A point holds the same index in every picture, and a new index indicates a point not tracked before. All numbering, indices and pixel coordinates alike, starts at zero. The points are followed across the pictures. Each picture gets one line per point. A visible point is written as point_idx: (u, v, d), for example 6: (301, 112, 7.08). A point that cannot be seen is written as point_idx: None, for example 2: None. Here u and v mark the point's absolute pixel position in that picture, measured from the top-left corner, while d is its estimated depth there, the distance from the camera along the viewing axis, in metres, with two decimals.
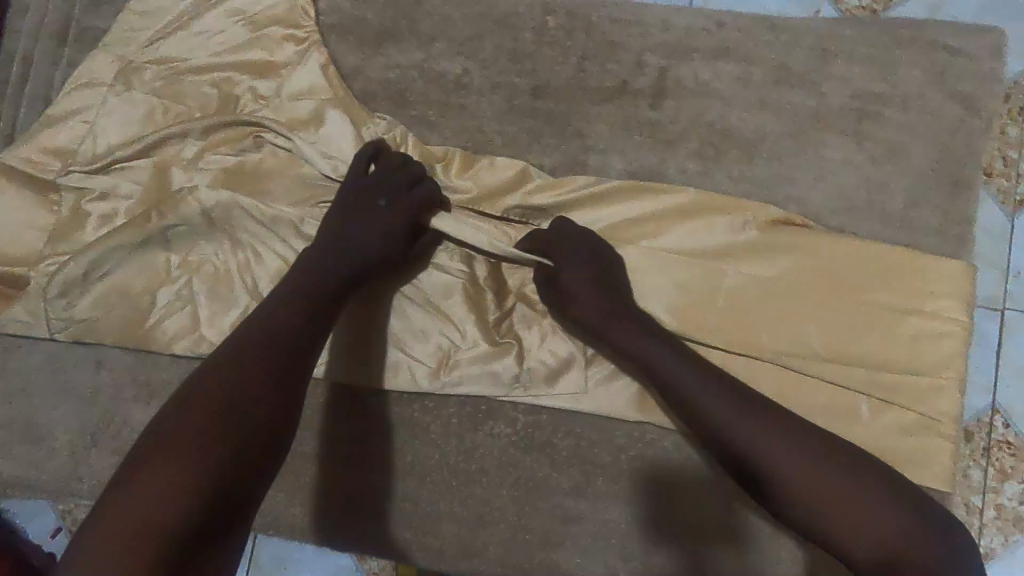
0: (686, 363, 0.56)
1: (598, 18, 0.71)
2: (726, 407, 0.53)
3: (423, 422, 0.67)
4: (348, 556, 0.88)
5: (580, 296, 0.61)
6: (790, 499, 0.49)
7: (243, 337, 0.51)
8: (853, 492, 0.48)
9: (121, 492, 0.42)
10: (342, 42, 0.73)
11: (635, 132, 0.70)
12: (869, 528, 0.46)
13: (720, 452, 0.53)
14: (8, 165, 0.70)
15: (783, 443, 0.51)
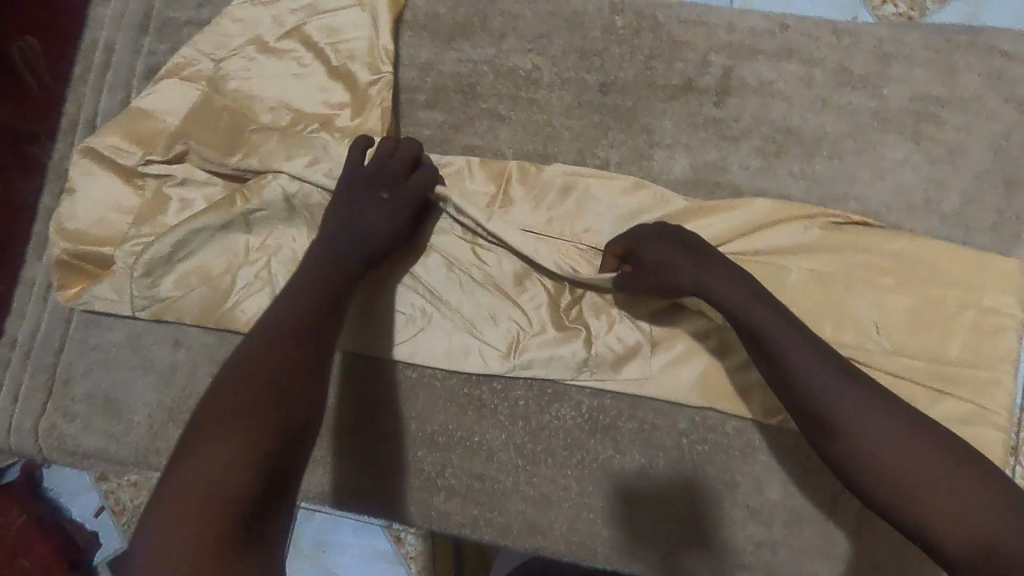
0: (789, 328, 0.57)
1: (665, 18, 0.74)
2: (831, 379, 0.55)
3: (491, 403, 0.70)
4: (385, 539, 0.95)
5: (670, 270, 0.61)
6: (885, 477, 0.51)
7: (261, 338, 0.55)
8: (945, 477, 0.50)
9: (184, 469, 0.48)
10: (416, 37, 0.76)
11: (700, 129, 0.72)
12: (963, 513, 0.48)
13: (815, 424, 0.55)
14: (95, 150, 0.73)
15: (881, 419, 0.53)
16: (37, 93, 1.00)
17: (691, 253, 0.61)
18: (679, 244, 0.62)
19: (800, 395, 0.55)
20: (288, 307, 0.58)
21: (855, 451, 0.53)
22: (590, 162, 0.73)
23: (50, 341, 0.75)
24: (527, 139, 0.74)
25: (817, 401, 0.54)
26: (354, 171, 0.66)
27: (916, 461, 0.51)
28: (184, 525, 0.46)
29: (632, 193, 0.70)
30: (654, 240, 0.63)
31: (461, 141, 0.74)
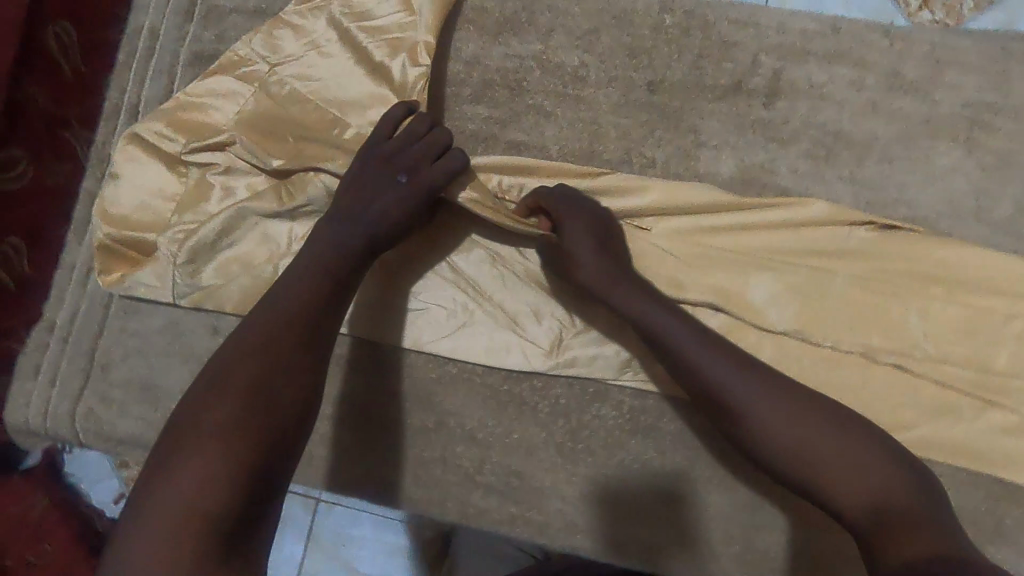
0: (679, 318, 0.61)
1: (714, 18, 0.73)
2: (721, 366, 0.58)
3: (531, 401, 0.70)
4: (404, 535, 0.94)
5: (581, 253, 0.63)
6: (786, 459, 0.56)
7: (252, 331, 0.55)
8: (835, 449, 0.55)
9: (161, 476, 0.49)
10: (463, 30, 0.75)
11: (748, 130, 0.72)
12: (854, 481, 0.53)
13: (715, 411, 0.59)
14: (141, 136, 0.73)
15: (771, 403, 0.57)
16: (71, 81, 1.02)
17: (597, 236, 0.64)
18: (586, 222, 0.65)
19: (700, 385, 0.59)
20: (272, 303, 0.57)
21: (753, 436, 0.57)
22: (636, 161, 0.72)
23: (88, 327, 0.75)
24: (573, 137, 0.73)
25: (710, 392, 0.59)
26: (375, 152, 0.65)
27: (810, 440, 0.55)
28: (176, 526, 0.46)
29: (683, 195, 0.69)
30: (576, 207, 0.65)
31: (506, 137, 0.74)
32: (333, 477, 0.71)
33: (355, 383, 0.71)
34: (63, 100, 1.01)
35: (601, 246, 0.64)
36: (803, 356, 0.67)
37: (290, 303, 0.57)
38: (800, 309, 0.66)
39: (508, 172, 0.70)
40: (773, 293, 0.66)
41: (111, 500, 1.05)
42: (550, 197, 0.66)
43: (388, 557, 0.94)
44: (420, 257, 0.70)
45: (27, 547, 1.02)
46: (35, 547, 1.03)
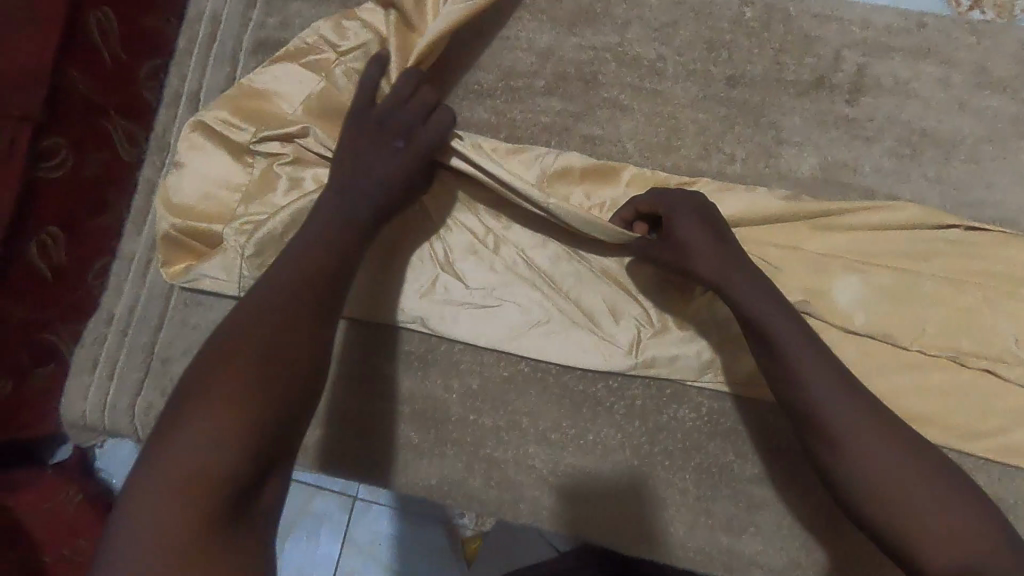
0: (801, 337, 0.57)
1: (796, 12, 0.72)
2: (835, 395, 0.55)
3: (606, 401, 0.68)
4: (439, 527, 0.98)
5: (698, 246, 0.60)
6: (877, 500, 0.53)
7: (259, 292, 0.54)
8: (931, 503, 0.52)
9: (167, 445, 0.46)
10: (537, 21, 0.74)
11: (831, 127, 0.70)
12: (944, 541, 0.51)
13: (817, 436, 0.55)
14: (207, 124, 0.71)
15: (880, 441, 0.54)
16: (112, 66, 0.95)
17: (722, 240, 0.60)
18: (704, 218, 0.61)
19: (801, 407, 0.56)
20: (292, 269, 0.55)
21: (852, 470, 0.54)
22: (715, 157, 0.71)
23: (148, 319, 0.73)
24: (649, 131, 0.71)
25: (817, 415, 0.55)
26: (360, 122, 0.63)
27: (910, 492, 0.53)
28: (187, 488, 0.45)
29: (766, 196, 0.67)
30: (685, 204, 0.62)
31: (581, 130, 0.72)
32: (404, 475, 0.70)
33: (426, 380, 0.70)
34: (103, 85, 0.94)
35: (721, 244, 0.60)
36: (888, 359, 0.65)
37: (309, 272, 0.55)
38: (885, 311, 0.65)
39: (583, 178, 0.69)
40: (857, 295, 0.65)
41: None
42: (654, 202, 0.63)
43: (432, 557, 0.97)
44: (415, 233, 0.70)
45: (64, 543, 0.95)
46: (72, 544, 0.95)
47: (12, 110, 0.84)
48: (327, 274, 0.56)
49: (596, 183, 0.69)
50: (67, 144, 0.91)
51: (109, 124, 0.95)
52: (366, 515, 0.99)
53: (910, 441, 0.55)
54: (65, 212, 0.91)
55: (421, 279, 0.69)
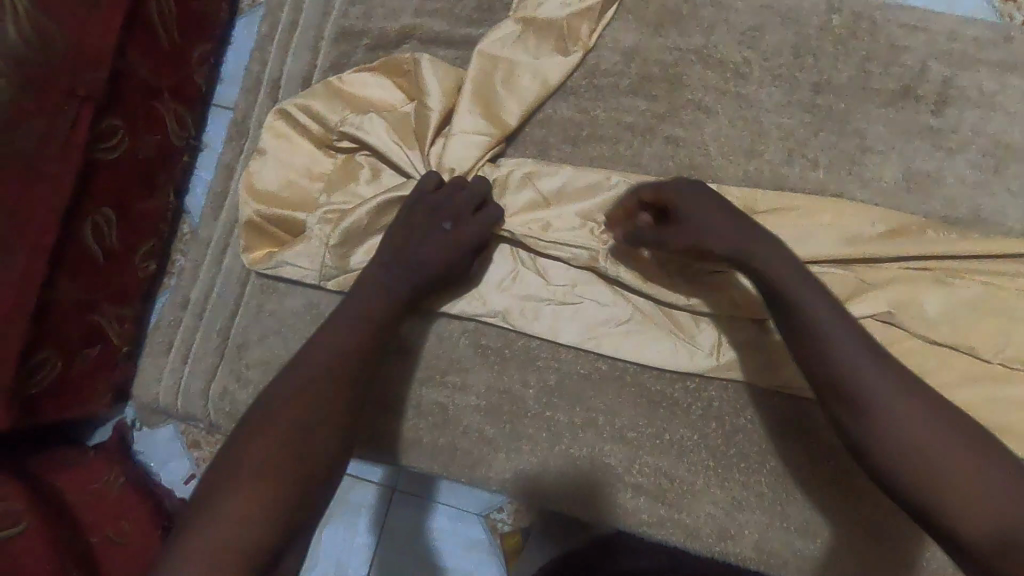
0: (818, 298, 0.56)
1: (884, 21, 0.72)
2: (856, 357, 0.54)
3: (683, 402, 0.69)
4: (481, 527, 0.90)
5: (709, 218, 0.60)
6: (911, 466, 0.51)
7: (293, 368, 0.57)
8: (966, 466, 0.50)
9: (200, 519, 0.49)
10: (622, 20, 0.74)
11: (915, 137, 0.70)
12: (986, 503, 0.49)
13: (842, 403, 0.54)
14: (290, 112, 0.71)
15: (907, 403, 0.52)
16: (168, 48, 0.89)
17: (726, 218, 0.60)
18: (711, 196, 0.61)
19: (824, 376, 0.54)
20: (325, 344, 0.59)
21: (880, 436, 0.52)
22: (798, 163, 0.71)
23: (224, 304, 0.74)
24: (733, 134, 0.71)
25: (839, 379, 0.54)
26: (417, 201, 0.65)
27: (945, 456, 0.51)
28: (212, 559, 0.48)
29: (844, 209, 0.68)
30: (691, 195, 0.61)
31: (664, 132, 0.72)
32: (477, 469, 0.70)
33: (504, 374, 0.70)
34: (159, 67, 0.88)
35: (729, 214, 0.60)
36: (969, 370, 0.66)
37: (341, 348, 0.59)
38: (968, 323, 0.65)
39: None
40: (941, 307, 0.66)
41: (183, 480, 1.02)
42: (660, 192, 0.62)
43: (467, 551, 0.90)
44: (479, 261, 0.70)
45: (107, 525, 0.90)
46: (115, 525, 0.91)
47: (76, 89, 0.76)
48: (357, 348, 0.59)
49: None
50: (124, 125, 0.85)
51: (161, 108, 0.91)
52: (406, 506, 0.92)
53: (938, 405, 0.53)
54: (120, 193, 0.86)
55: (502, 273, 0.70)
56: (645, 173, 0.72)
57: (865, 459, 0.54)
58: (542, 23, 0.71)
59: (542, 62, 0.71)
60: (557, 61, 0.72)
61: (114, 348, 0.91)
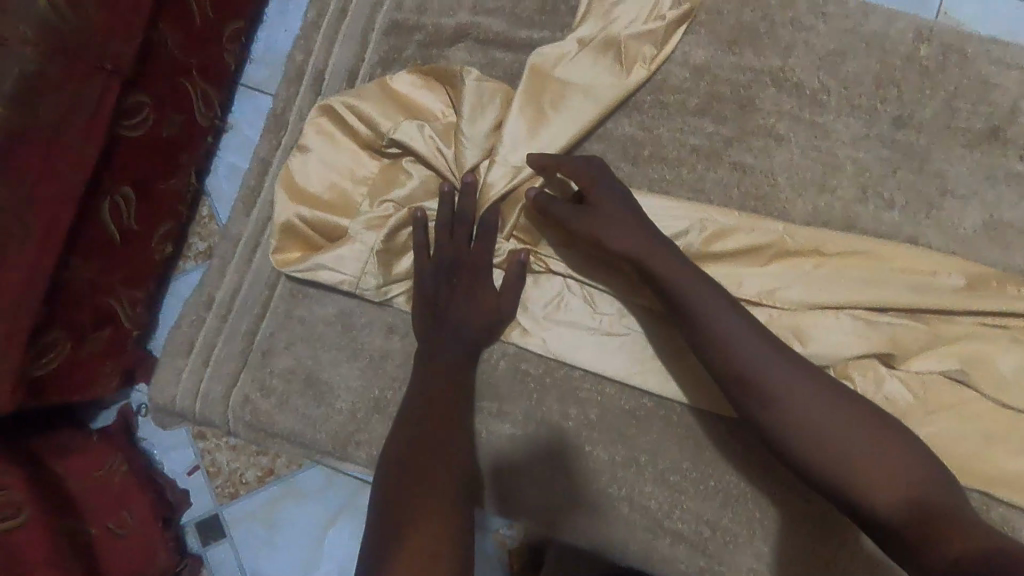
0: (711, 290, 0.57)
1: (975, 54, 0.67)
2: (754, 347, 0.55)
3: (730, 446, 0.64)
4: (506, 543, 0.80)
5: (606, 211, 0.60)
6: (819, 451, 0.52)
7: (402, 469, 0.56)
8: (865, 444, 0.51)
9: None
10: (693, 34, 0.69)
11: (1000, 183, 0.66)
12: (890, 477, 0.50)
13: (748, 395, 0.54)
14: (336, 110, 0.67)
15: (804, 389, 0.54)
16: (200, 25, 0.82)
17: (622, 204, 0.60)
18: (608, 186, 0.61)
19: (724, 365, 0.55)
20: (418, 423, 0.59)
21: (789, 424, 0.53)
22: (872, 202, 0.66)
23: (250, 308, 0.70)
24: (804, 166, 0.67)
25: (744, 371, 0.54)
26: (458, 261, 0.64)
27: (848, 439, 0.52)
28: None
29: (920, 256, 0.64)
30: (582, 170, 0.61)
31: (731, 157, 0.68)
32: (509, 501, 0.66)
33: (542, 403, 0.67)
34: (190, 42, 0.81)
35: (627, 206, 0.60)
36: None
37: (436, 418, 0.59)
38: None
39: (719, 257, 0.64)
40: (1017, 368, 0.61)
41: (185, 472, 0.94)
42: (544, 164, 0.62)
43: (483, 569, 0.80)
44: (528, 300, 0.66)
45: (108, 515, 0.83)
46: (117, 516, 0.84)
47: (106, 62, 0.66)
48: (448, 415, 0.60)
49: (736, 262, 0.64)
50: (151, 102, 0.78)
51: (189, 85, 0.83)
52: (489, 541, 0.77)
53: (827, 387, 0.54)
54: (143, 173, 0.80)
55: (545, 297, 0.66)
56: (707, 200, 0.67)
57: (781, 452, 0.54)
58: (602, 40, 0.66)
59: (600, 84, 0.66)
60: (613, 82, 0.66)
61: (125, 331, 0.86)
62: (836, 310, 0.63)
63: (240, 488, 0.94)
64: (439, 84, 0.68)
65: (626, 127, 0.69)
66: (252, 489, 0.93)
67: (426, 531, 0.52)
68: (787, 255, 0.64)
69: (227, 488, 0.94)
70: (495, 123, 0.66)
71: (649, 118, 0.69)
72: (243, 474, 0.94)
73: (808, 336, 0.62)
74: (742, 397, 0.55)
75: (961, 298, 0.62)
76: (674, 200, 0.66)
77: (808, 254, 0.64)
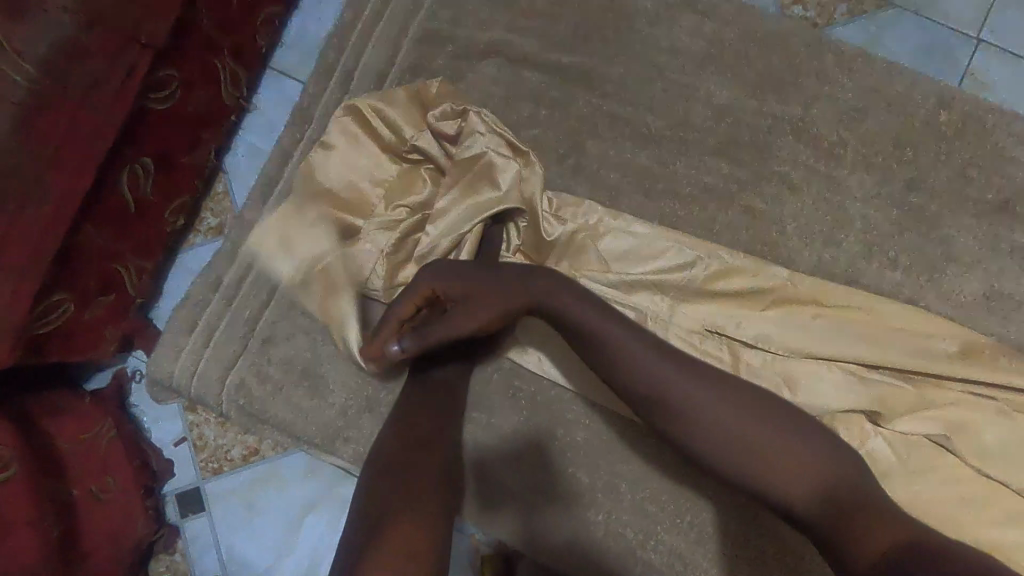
0: (591, 305, 0.56)
1: (995, 126, 0.68)
2: (657, 361, 0.54)
3: (710, 484, 0.65)
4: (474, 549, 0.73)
5: (473, 299, 0.57)
6: (734, 459, 0.52)
7: (383, 457, 0.57)
8: (781, 444, 0.52)
9: None
10: (719, 75, 0.70)
11: (1004, 255, 0.67)
12: (808, 471, 0.51)
13: (659, 411, 0.54)
14: (360, 109, 0.68)
15: (714, 395, 0.53)
16: (236, 6, 0.82)
17: (482, 275, 0.58)
18: (451, 269, 0.59)
19: (635, 388, 0.55)
20: (411, 426, 0.59)
21: (702, 437, 0.53)
22: (877, 260, 0.67)
23: (255, 295, 0.71)
24: (814, 216, 0.68)
25: (647, 392, 0.54)
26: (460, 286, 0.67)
27: (764, 444, 0.52)
28: None
29: (918, 318, 0.65)
30: (440, 276, 0.58)
31: (743, 200, 0.69)
32: (486, 514, 0.67)
33: (531, 419, 0.68)
34: (226, 22, 0.82)
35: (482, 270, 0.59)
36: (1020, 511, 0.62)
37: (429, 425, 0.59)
38: None
39: (722, 296, 0.65)
40: (1002, 441, 0.62)
41: (172, 443, 0.94)
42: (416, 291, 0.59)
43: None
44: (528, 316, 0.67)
45: (93, 478, 0.83)
46: (100, 481, 0.84)
47: (142, 34, 0.65)
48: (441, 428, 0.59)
49: (736, 302, 0.65)
50: (181, 78, 0.79)
51: (219, 64, 0.84)
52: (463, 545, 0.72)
53: (741, 393, 0.54)
54: (163, 143, 0.81)
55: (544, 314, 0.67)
56: (715, 240, 0.68)
57: (695, 460, 0.54)
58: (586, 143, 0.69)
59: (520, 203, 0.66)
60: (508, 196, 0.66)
61: (127, 298, 0.86)
62: (831, 361, 0.64)
63: (224, 464, 0.94)
64: (471, 113, 0.66)
65: (643, 159, 0.70)
66: (236, 468, 0.94)
67: (408, 529, 0.52)
68: (789, 301, 0.65)
69: (212, 463, 0.94)
70: (514, 143, 0.66)
71: (667, 152, 0.70)
72: (228, 452, 0.94)
73: (797, 381, 0.63)
74: (657, 417, 0.54)
75: (953, 364, 0.63)
76: (685, 234, 0.67)
77: (811, 304, 0.65)
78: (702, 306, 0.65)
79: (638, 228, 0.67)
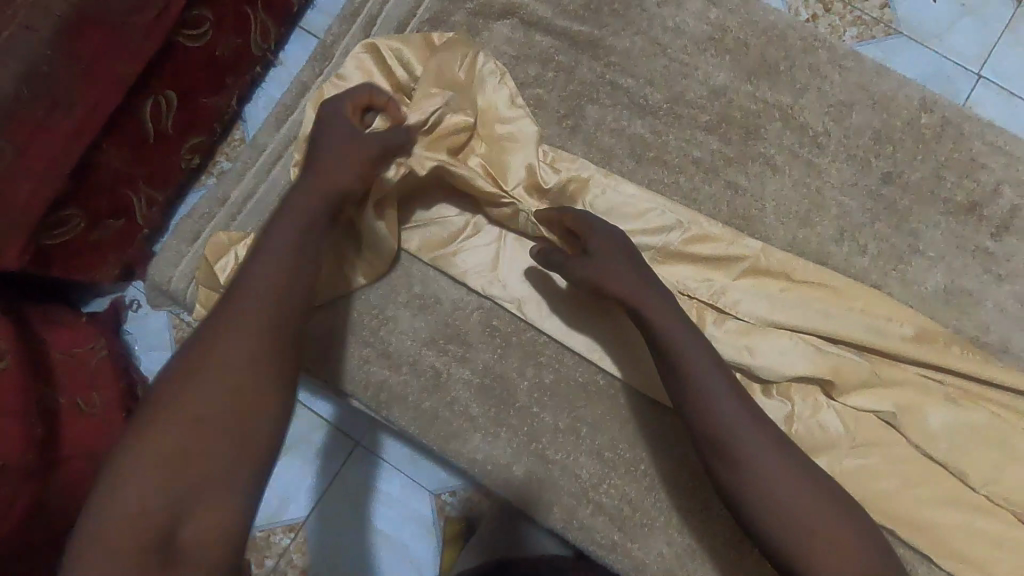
0: (683, 326, 0.59)
1: (970, 133, 0.72)
2: (733, 407, 0.56)
3: (667, 436, 0.68)
4: (421, 505, 0.82)
5: (616, 273, 0.61)
6: (766, 513, 0.53)
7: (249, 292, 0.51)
8: (827, 522, 0.52)
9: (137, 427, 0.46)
10: (718, 58, 0.74)
11: (968, 254, 0.70)
12: (834, 552, 0.51)
13: (716, 450, 0.55)
14: (378, 50, 0.73)
15: (773, 451, 0.54)
16: None
17: (631, 265, 0.62)
18: (624, 253, 0.62)
19: (705, 426, 0.56)
20: (186, 391, 0.47)
21: (751, 486, 0.54)
22: (847, 245, 0.71)
23: (258, 214, 0.75)
24: (792, 199, 0.72)
25: (714, 431, 0.55)
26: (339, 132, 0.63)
27: (811, 517, 0.52)
28: (151, 479, 0.44)
29: (880, 303, 0.68)
30: (607, 244, 0.63)
31: (727, 175, 0.72)
32: (450, 442, 0.70)
33: (504, 359, 0.71)
34: None
35: (636, 266, 0.62)
36: (957, 493, 0.65)
37: (212, 374, 0.48)
38: (971, 449, 0.65)
39: (697, 260, 0.69)
40: (945, 422, 0.65)
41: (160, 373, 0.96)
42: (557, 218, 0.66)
43: (403, 555, 0.82)
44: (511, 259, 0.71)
45: (78, 393, 0.82)
46: (85, 395, 0.83)
47: None
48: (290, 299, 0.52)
49: (708, 267, 0.69)
50: (212, 19, 0.81)
51: (252, 15, 0.86)
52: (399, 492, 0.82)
53: (802, 464, 0.55)
54: (187, 84, 0.82)
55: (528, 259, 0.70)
56: (696, 210, 0.72)
57: (735, 507, 0.55)
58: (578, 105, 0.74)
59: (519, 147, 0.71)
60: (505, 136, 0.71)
61: (134, 227, 0.87)
62: (794, 334, 0.67)
63: None
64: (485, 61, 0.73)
65: (637, 128, 0.74)
66: None
67: None
68: (759, 273, 0.69)
69: None
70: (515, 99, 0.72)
71: (661, 124, 0.74)
72: None
73: (761, 346, 0.66)
74: (713, 455, 0.56)
75: (907, 347, 0.66)
76: (669, 202, 0.71)
77: (779, 278, 0.69)
78: (677, 267, 0.69)
79: (628, 187, 0.71)
